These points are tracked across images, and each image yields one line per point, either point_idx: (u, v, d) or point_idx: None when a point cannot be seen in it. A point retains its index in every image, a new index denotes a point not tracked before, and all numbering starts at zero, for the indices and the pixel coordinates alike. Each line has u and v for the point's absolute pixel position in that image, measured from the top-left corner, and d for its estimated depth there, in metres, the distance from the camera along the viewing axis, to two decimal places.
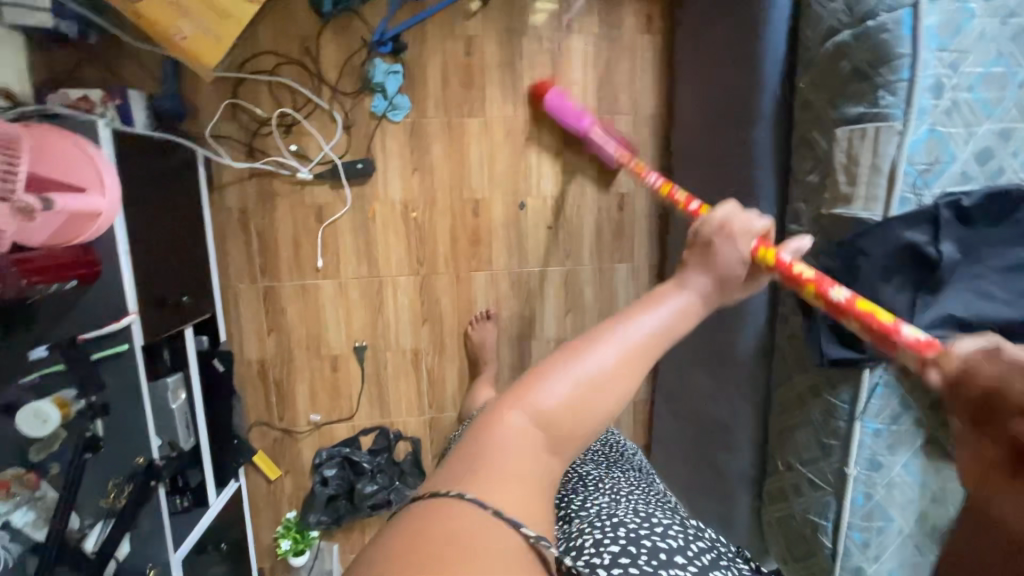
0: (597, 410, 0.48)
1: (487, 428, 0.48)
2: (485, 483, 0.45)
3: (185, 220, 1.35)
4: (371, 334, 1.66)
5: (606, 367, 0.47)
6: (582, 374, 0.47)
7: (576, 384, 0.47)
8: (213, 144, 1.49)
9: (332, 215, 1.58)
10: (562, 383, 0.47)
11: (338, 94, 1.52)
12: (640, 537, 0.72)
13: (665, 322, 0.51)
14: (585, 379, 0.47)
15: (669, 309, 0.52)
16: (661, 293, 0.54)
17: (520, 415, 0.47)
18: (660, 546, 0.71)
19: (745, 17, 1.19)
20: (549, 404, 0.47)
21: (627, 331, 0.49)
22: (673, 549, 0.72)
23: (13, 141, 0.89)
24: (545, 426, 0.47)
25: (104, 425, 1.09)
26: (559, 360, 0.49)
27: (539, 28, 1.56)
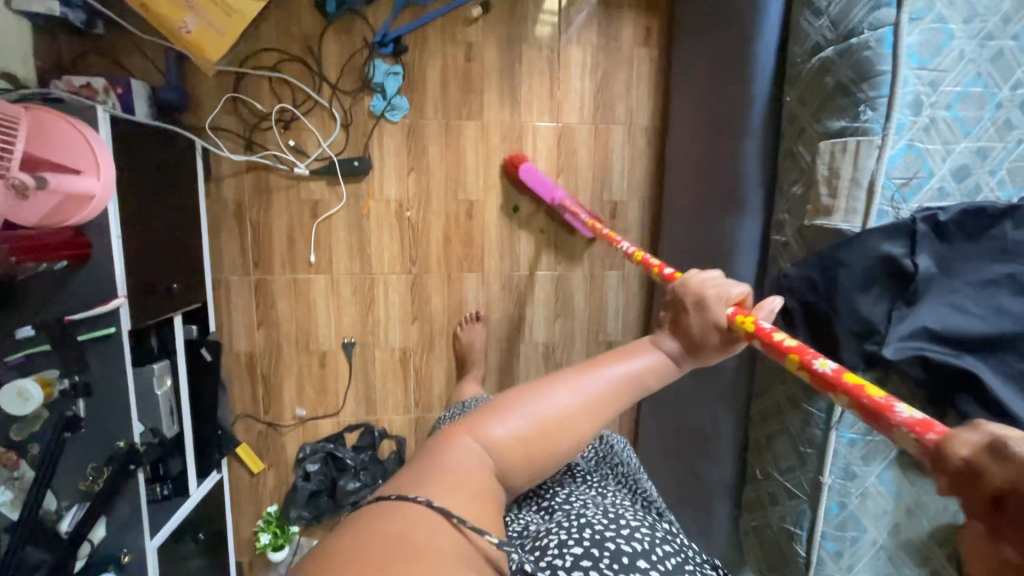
0: (548, 446, 0.53)
1: (448, 440, 0.52)
2: (437, 491, 0.47)
3: (181, 209, 1.37)
4: (360, 331, 1.67)
5: (563, 408, 0.54)
6: (538, 414, 0.53)
7: (533, 423, 0.53)
8: (213, 137, 1.51)
9: (327, 211, 1.59)
10: (520, 416, 0.53)
11: (338, 92, 1.54)
12: (604, 539, 0.72)
13: (622, 377, 0.57)
14: (541, 417, 0.53)
15: (633, 364, 0.58)
16: (630, 351, 0.60)
17: (483, 435, 0.52)
18: (624, 550, 0.72)
19: (737, 31, 1.21)
20: (507, 431, 0.52)
21: (586, 382, 0.56)
22: (637, 553, 0.72)
23: (11, 118, 0.90)
24: (497, 452, 0.52)
25: (86, 407, 1.09)
26: (521, 395, 0.55)
27: (538, 36, 1.59)
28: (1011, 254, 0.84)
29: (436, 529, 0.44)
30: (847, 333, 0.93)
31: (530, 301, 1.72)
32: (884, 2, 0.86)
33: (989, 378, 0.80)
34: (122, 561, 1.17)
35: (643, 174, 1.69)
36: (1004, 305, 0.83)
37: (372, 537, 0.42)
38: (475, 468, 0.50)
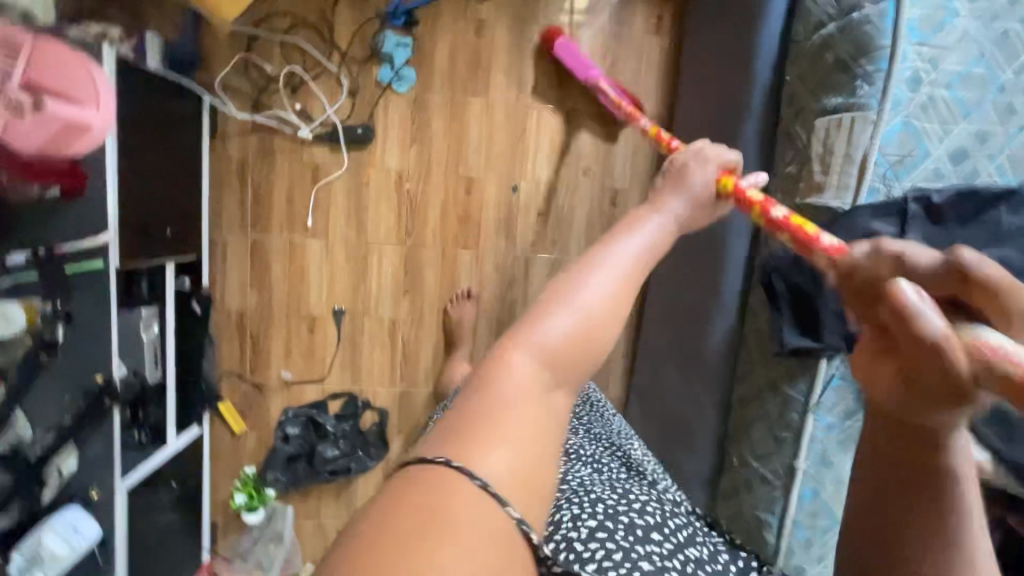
0: (597, 337, 0.47)
1: (489, 378, 0.45)
2: (479, 447, 0.42)
3: (182, 159, 1.39)
4: (351, 298, 1.67)
5: (602, 296, 0.47)
6: (580, 308, 0.47)
7: (577, 320, 0.46)
8: (222, 94, 1.54)
9: (327, 176, 1.61)
10: (565, 314, 0.46)
11: (347, 60, 1.56)
12: (618, 514, 0.70)
13: (643, 256, 0.53)
14: (581, 313, 0.47)
15: (644, 237, 0.55)
16: (632, 223, 0.58)
17: (524, 356, 0.46)
18: (638, 523, 0.70)
19: (743, 14, 1.20)
20: (552, 338, 0.46)
21: (616, 264, 0.50)
22: (649, 526, 0.70)
23: (14, 44, 0.93)
24: (546, 361, 0.46)
25: (66, 335, 1.10)
26: (556, 293, 0.48)
27: (550, 18, 1.60)
28: (1004, 240, 0.81)
29: (480, 495, 0.40)
30: (831, 312, 0.91)
31: (523, 283, 1.71)
32: None
33: None
34: (89, 498, 1.18)
35: (646, 162, 1.68)
36: None
37: (404, 510, 0.39)
38: (526, 390, 0.45)
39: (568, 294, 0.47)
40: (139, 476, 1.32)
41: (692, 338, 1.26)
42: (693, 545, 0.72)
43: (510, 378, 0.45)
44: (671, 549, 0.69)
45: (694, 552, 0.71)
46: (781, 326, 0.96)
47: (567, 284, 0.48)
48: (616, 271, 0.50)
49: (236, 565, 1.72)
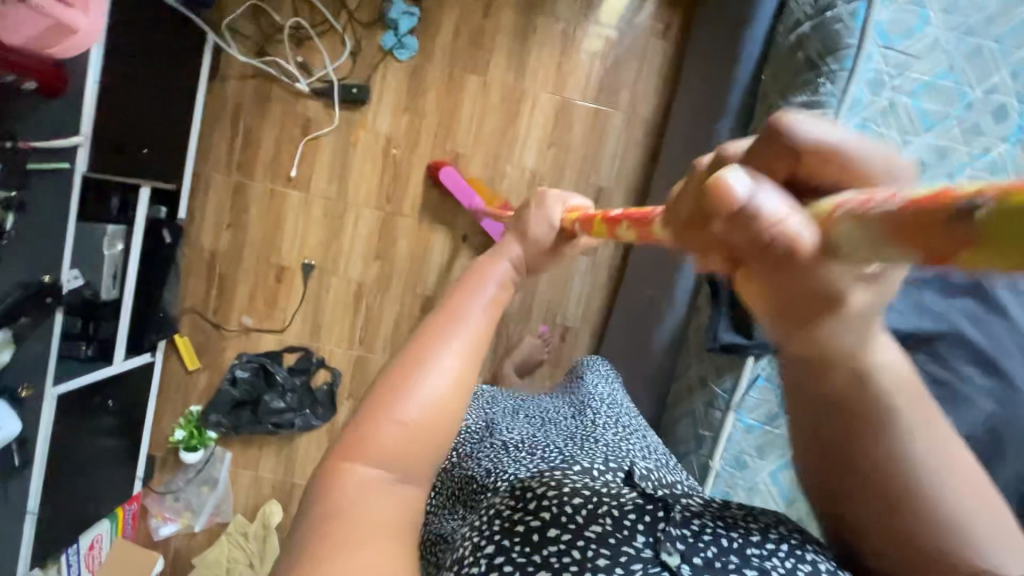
0: (448, 423, 0.48)
1: (335, 478, 0.45)
2: (338, 549, 0.42)
3: (175, 91, 1.43)
4: (322, 255, 1.68)
5: (443, 383, 0.48)
6: (427, 393, 0.47)
7: (439, 388, 0.48)
8: (227, 36, 1.58)
9: (317, 130, 1.63)
10: (410, 404, 0.47)
11: (353, 21, 1.60)
12: (512, 523, 0.53)
13: (492, 317, 0.54)
14: (430, 399, 0.47)
15: (485, 300, 0.54)
16: (471, 289, 0.56)
17: (370, 464, 0.45)
18: (533, 526, 0.53)
19: (735, 16, 1.20)
20: (403, 422, 0.46)
21: (456, 335, 0.50)
22: (546, 523, 0.53)
23: None
24: (393, 459, 0.46)
25: (16, 225, 1.11)
26: (400, 385, 0.48)
27: (558, 8, 1.62)
28: None
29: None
30: None
31: None
32: None
33: None
34: (19, 395, 1.20)
35: (635, 165, 1.67)
36: (928, 305, 0.84)
37: None
38: (378, 497, 0.45)
39: (413, 378, 0.48)
40: (79, 386, 1.32)
41: (642, 335, 1.24)
42: (597, 522, 0.54)
43: (369, 476, 0.45)
44: (581, 532, 0.53)
45: (605, 528, 0.53)
46: (716, 323, 0.92)
47: (415, 363, 0.48)
48: (458, 346, 0.50)
49: (166, 502, 1.73)
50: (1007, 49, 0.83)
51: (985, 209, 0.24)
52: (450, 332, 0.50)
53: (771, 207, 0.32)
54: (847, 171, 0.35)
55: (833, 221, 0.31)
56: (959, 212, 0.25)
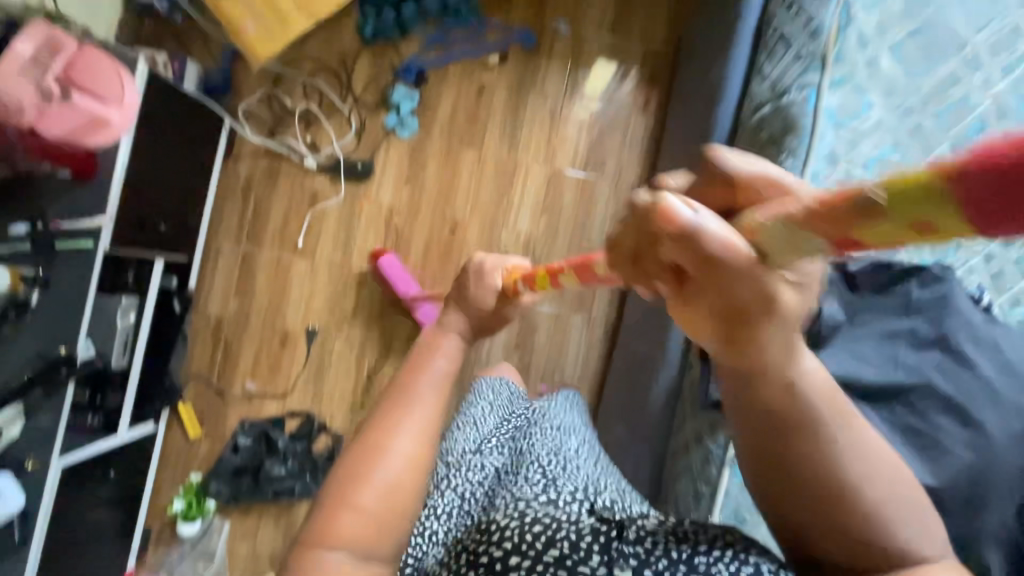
0: (403, 499, 0.66)
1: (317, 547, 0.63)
2: None
3: (193, 170, 1.53)
4: (326, 319, 1.73)
5: (395, 468, 0.66)
6: (385, 480, 0.66)
7: (390, 475, 0.66)
8: (242, 120, 1.72)
9: (324, 203, 1.74)
10: (370, 488, 0.65)
11: (359, 104, 1.75)
12: (479, 557, 0.64)
13: (436, 401, 0.73)
14: (386, 480, 0.66)
15: (428, 388, 0.73)
16: (418, 379, 0.74)
17: (343, 534, 0.63)
18: (497, 556, 0.63)
19: (705, 97, 1.33)
20: (366, 501, 0.64)
21: (405, 426, 0.69)
22: (508, 552, 0.63)
23: (59, 44, 1.11)
24: (364, 529, 0.63)
25: (40, 300, 1.19)
26: (364, 472, 0.66)
27: (545, 89, 1.78)
28: (916, 310, 0.93)
29: None
30: None
31: None
32: (810, 68, 0.96)
33: (877, 424, 0.85)
34: (26, 468, 1.22)
35: None
36: (899, 358, 0.91)
37: None
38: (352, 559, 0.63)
39: (373, 467, 0.66)
40: (81, 458, 1.32)
41: (639, 392, 1.28)
42: (553, 546, 0.62)
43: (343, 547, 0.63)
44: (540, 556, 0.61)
45: (562, 552, 0.61)
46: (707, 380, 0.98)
47: (374, 451, 0.67)
48: (409, 435, 0.69)
49: None
50: (945, 124, 0.93)
51: (875, 196, 0.33)
52: (400, 426, 0.69)
53: (713, 227, 0.43)
54: (764, 191, 0.48)
55: (759, 229, 0.43)
56: (846, 204, 0.35)
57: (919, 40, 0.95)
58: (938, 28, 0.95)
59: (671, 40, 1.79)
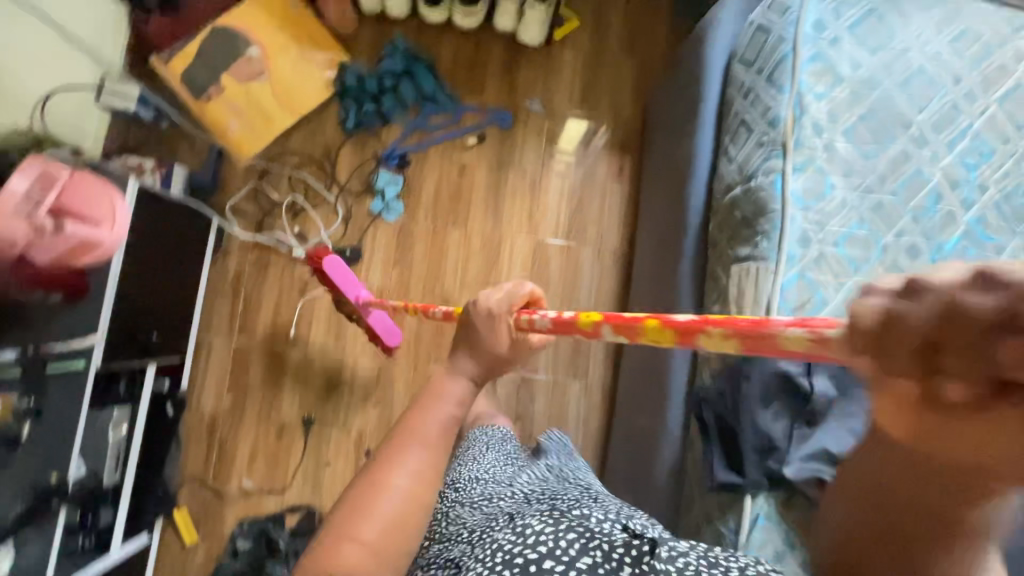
0: (406, 527, 0.71)
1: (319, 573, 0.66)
2: None
3: (182, 272, 1.55)
4: (322, 407, 1.72)
5: (399, 496, 0.71)
6: (387, 512, 0.70)
7: (391, 508, 0.70)
8: (230, 216, 1.75)
9: (314, 290, 1.75)
10: (375, 519, 0.69)
11: (344, 192, 1.80)
12: (513, 556, 0.72)
13: (437, 431, 0.78)
14: (391, 508, 0.70)
15: (433, 420, 0.78)
16: (423, 410, 0.79)
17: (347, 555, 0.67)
18: (530, 558, 0.72)
19: (677, 171, 1.40)
20: (369, 532, 0.69)
21: (410, 456, 0.74)
22: (542, 555, 0.72)
23: (51, 175, 1.11)
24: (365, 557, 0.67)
25: (33, 434, 1.18)
26: (367, 501, 0.71)
27: (523, 165, 1.87)
28: None
29: None
30: (751, 448, 0.96)
31: None
32: (772, 154, 1.02)
33: None
34: None
35: (610, 290, 1.81)
36: None
37: None
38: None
39: (379, 499, 0.70)
40: None
41: (643, 466, 1.27)
42: (588, 552, 0.73)
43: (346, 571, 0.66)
44: (578, 566, 0.71)
45: (594, 560, 0.73)
46: (712, 460, 0.99)
47: (376, 486, 0.72)
48: (414, 467, 0.73)
49: None
50: (902, 199, 1.00)
51: None
52: (405, 462, 0.73)
53: None
54: None
55: None
56: None
57: (869, 123, 1.02)
58: (884, 112, 1.02)
59: (637, 111, 1.90)
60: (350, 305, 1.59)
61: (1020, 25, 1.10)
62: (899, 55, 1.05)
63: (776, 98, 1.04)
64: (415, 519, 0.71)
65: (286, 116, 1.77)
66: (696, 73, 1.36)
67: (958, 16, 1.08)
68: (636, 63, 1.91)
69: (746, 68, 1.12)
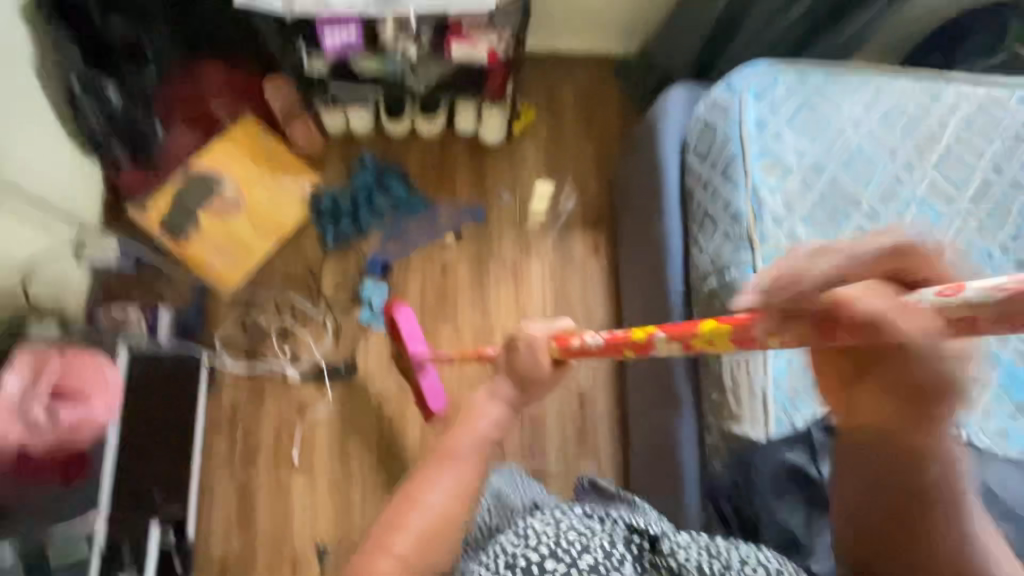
0: (443, 538, 0.85)
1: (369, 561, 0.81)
2: None
3: (179, 418, 1.50)
4: (334, 533, 1.67)
5: (438, 503, 0.87)
6: (417, 527, 0.84)
7: (422, 524, 0.84)
8: (220, 350, 1.75)
9: (313, 412, 1.74)
10: (409, 531, 0.83)
11: (331, 307, 1.82)
12: (517, 558, 0.84)
13: (474, 444, 0.95)
14: (428, 517, 0.85)
15: (471, 438, 0.95)
16: (464, 428, 0.97)
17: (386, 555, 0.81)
18: (534, 560, 0.83)
19: (650, 254, 1.46)
20: (399, 540, 0.82)
21: (449, 470, 0.91)
22: (545, 556, 0.84)
23: (43, 363, 1.14)
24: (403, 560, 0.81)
25: None
26: (405, 509, 0.86)
27: (503, 255, 1.93)
28: None
29: None
30: (774, 543, 0.99)
31: None
32: (741, 247, 1.08)
33: None
34: None
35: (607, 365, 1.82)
36: None
37: None
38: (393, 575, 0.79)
39: (412, 516, 0.85)
40: None
41: None
42: (589, 552, 0.84)
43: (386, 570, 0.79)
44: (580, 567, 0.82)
45: (592, 560, 0.84)
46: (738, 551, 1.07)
47: (410, 502, 0.87)
48: (447, 484, 0.89)
49: None
50: None
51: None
52: (437, 482, 0.89)
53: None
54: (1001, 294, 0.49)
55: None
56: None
57: (824, 206, 1.09)
58: (835, 193, 1.10)
59: (604, 188, 2.00)
60: (406, 360, 1.67)
61: (938, 93, 1.21)
62: (838, 138, 1.13)
63: (734, 193, 1.11)
64: (449, 529, 0.86)
65: (266, 243, 1.82)
66: (653, 162, 1.44)
67: (882, 94, 1.18)
68: (594, 145, 2.03)
69: (700, 163, 1.19)
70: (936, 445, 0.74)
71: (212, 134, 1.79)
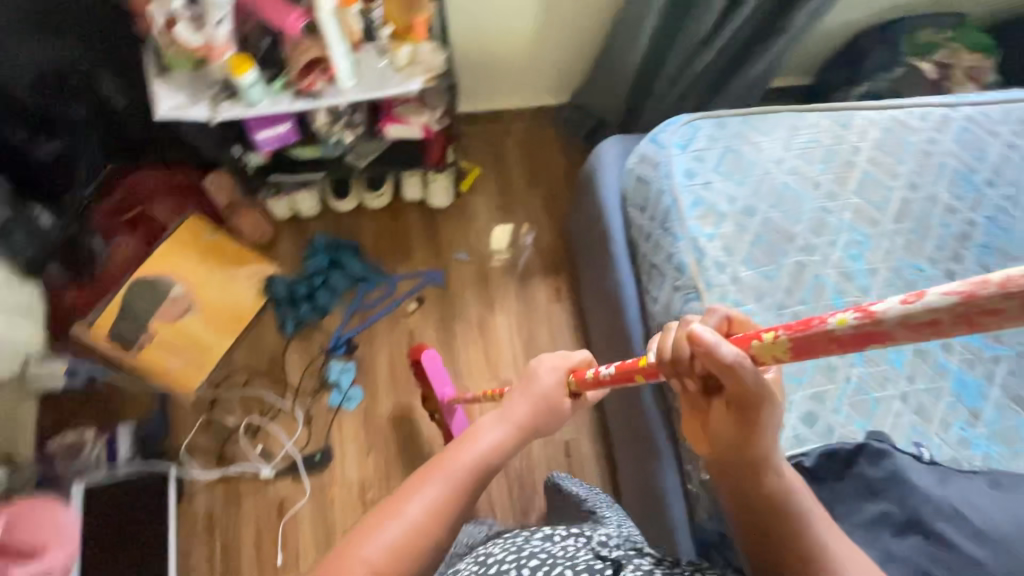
0: (415, 551, 0.80)
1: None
2: None
3: (148, 548, 1.47)
4: None
5: (423, 506, 0.84)
6: (388, 539, 0.79)
7: (396, 534, 0.80)
8: (187, 458, 1.68)
9: (292, 507, 1.67)
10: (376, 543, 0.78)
11: (299, 395, 1.78)
12: None
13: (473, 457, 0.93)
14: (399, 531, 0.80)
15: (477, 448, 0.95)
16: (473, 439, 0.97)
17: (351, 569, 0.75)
18: None
19: (608, 301, 1.47)
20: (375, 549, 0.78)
21: (445, 476, 0.89)
22: None
23: None
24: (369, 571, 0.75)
25: None
26: (378, 524, 0.81)
27: (467, 313, 1.92)
28: (878, 493, 0.93)
29: None
30: None
31: None
32: (690, 296, 1.10)
33: None
34: None
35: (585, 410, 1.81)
36: (890, 551, 0.86)
37: None
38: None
39: (380, 529, 0.80)
40: None
41: None
42: None
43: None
44: None
45: None
46: None
47: (394, 513, 0.82)
48: (444, 487, 0.87)
49: None
50: (813, 305, 1.10)
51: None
52: (418, 494, 0.85)
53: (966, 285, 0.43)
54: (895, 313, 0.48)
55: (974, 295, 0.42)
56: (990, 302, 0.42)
57: (761, 246, 1.13)
58: (769, 232, 1.14)
59: (558, 233, 2.03)
60: (433, 402, 1.71)
61: (847, 123, 1.29)
62: (763, 179, 1.18)
63: (675, 245, 1.14)
64: (417, 548, 0.80)
65: (224, 338, 1.77)
66: (599, 213, 1.47)
67: (798, 130, 1.25)
68: (543, 191, 2.06)
69: (641, 216, 1.23)
70: (771, 458, 0.79)
71: (156, 241, 1.74)
